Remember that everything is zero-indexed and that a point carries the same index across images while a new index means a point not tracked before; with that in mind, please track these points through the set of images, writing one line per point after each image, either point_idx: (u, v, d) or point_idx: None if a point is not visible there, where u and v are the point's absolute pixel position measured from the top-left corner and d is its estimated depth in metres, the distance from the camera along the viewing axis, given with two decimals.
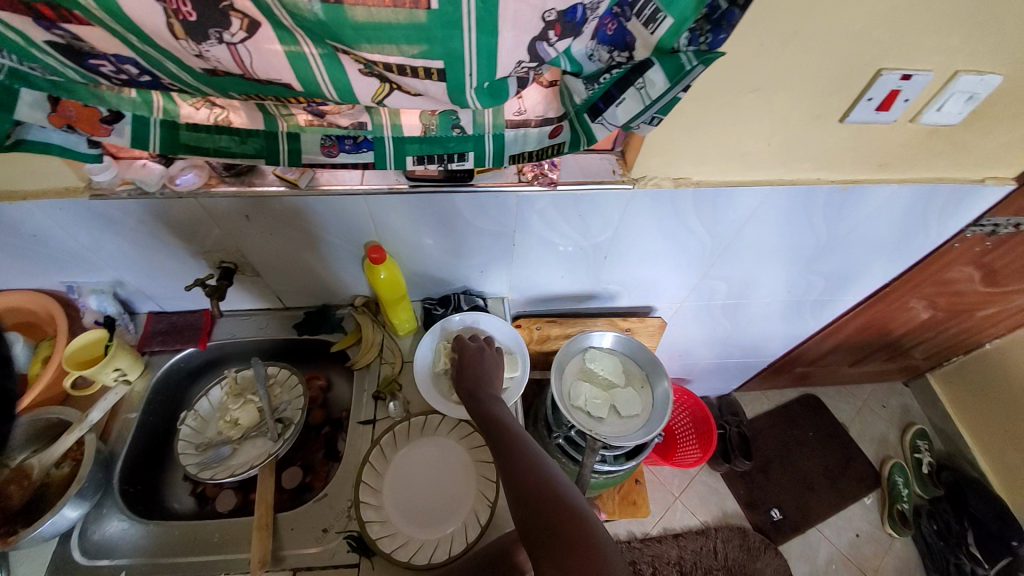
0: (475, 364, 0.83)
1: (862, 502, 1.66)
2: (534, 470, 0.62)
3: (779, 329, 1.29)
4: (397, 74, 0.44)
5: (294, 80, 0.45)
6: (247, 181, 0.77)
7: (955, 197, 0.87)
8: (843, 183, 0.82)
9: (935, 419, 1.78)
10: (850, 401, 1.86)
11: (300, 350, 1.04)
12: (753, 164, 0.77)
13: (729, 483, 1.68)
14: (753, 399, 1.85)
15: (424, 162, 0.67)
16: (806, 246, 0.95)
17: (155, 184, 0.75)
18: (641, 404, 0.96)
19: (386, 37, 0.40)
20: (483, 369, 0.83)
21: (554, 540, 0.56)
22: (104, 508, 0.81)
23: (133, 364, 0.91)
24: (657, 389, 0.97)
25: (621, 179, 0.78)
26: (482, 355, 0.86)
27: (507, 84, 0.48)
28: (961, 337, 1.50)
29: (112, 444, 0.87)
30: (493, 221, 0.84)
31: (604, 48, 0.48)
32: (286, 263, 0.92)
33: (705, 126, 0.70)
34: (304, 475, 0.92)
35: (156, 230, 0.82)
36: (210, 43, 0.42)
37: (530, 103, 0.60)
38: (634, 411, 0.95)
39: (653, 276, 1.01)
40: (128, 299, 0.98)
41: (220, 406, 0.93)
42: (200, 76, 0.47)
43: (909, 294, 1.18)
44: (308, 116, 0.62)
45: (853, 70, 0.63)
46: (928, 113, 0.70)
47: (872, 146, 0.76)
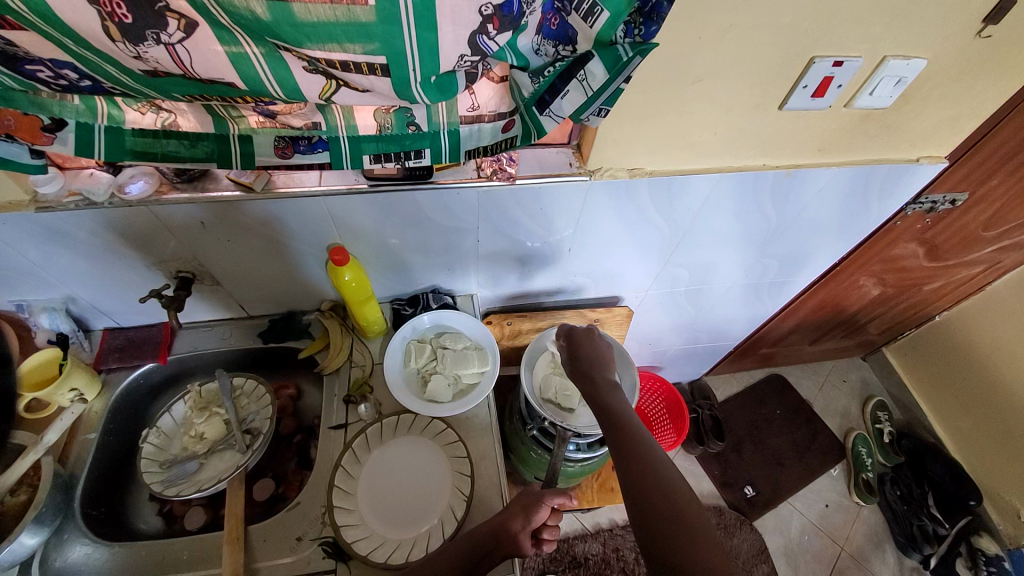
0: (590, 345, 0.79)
1: (829, 473, 1.73)
2: (647, 457, 0.58)
3: (741, 312, 1.34)
4: (341, 71, 0.44)
5: (237, 79, 0.45)
6: (200, 187, 0.75)
7: (893, 177, 0.93)
8: (787, 167, 0.86)
9: (892, 390, 1.88)
10: (813, 378, 1.95)
11: (267, 359, 1.02)
12: (703, 152, 0.80)
13: (704, 464, 1.73)
14: (723, 382, 1.91)
15: (382, 160, 0.67)
16: (759, 230, 1.00)
17: (102, 193, 0.72)
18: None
19: (328, 35, 0.41)
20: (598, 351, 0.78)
21: (672, 543, 0.52)
22: (65, 534, 0.78)
23: (90, 384, 0.88)
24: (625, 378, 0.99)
25: (578, 171, 0.80)
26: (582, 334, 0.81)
27: (454, 79, 0.49)
28: (912, 310, 1.58)
29: (71, 467, 0.83)
30: (455, 218, 0.84)
31: (550, 42, 0.50)
32: (248, 270, 0.90)
33: (655, 117, 0.72)
34: (276, 486, 0.90)
35: (107, 241, 0.79)
36: (147, 44, 0.41)
37: (483, 98, 0.61)
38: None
39: (618, 265, 1.04)
40: (82, 316, 0.94)
41: (184, 421, 0.90)
42: (141, 78, 0.46)
43: (860, 272, 1.24)
44: (259, 118, 0.61)
45: (788, 59, 0.67)
46: (861, 97, 0.74)
47: (812, 131, 0.80)
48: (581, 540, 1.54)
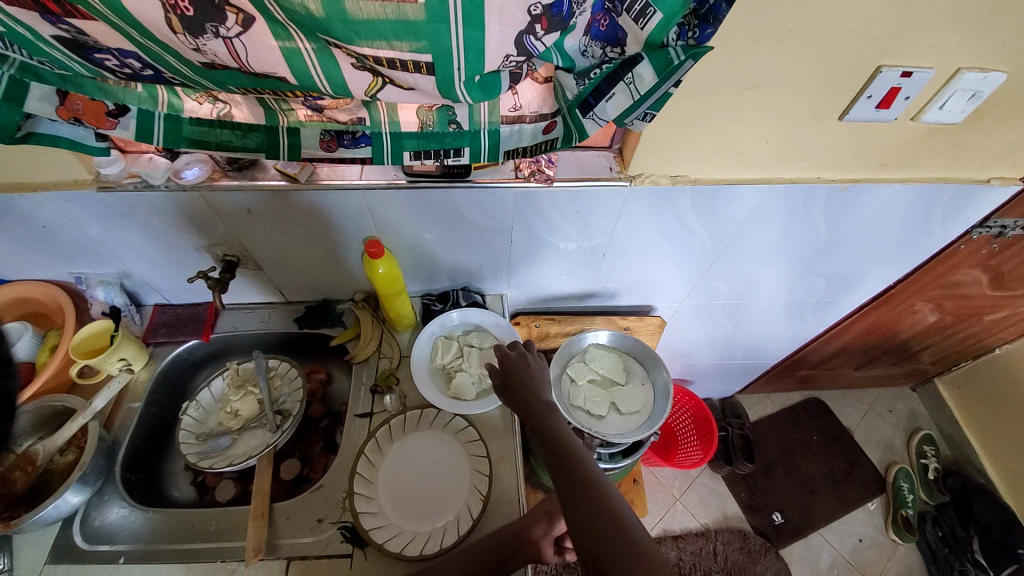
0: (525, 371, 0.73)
1: (866, 507, 1.64)
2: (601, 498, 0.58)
3: (781, 330, 1.28)
4: (388, 68, 0.45)
5: (288, 73, 0.46)
6: (249, 176, 0.78)
7: (959, 197, 0.86)
8: (842, 182, 0.81)
9: (943, 425, 1.75)
10: (855, 405, 1.84)
11: (301, 344, 1.05)
12: (751, 162, 0.77)
13: (730, 485, 1.67)
14: (756, 402, 1.84)
15: (422, 158, 0.68)
16: (806, 246, 0.95)
17: (160, 176, 0.76)
18: (643, 401, 0.95)
19: (376, 32, 0.41)
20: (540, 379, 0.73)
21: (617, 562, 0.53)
22: (106, 495, 0.84)
23: (137, 355, 0.93)
24: (658, 384, 0.97)
25: (617, 176, 0.78)
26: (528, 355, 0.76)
27: (499, 79, 0.48)
28: (970, 341, 1.47)
29: (115, 432, 0.89)
30: (490, 217, 0.84)
31: (598, 44, 0.49)
32: (289, 257, 0.93)
33: (702, 123, 0.70)
34: (302, 467, 0.93)
35: (161, 223, 0.84)
36: (206, 36, 0.43)
37: (526, 99, 0.60)
38: (636, 407, 0.95)
39: (653, 274, 1.01)
40: (135, 291, 1.00)
41: (221, 397, 0.94)
42: (199, 70, 0.48)
43: (914, 297, 1.17)
44: (307, 112, 0.62)
45: (851, 68, 0.63)
46: (930, 111, 0.69)
47: (872, 145, 0.75)
48: None
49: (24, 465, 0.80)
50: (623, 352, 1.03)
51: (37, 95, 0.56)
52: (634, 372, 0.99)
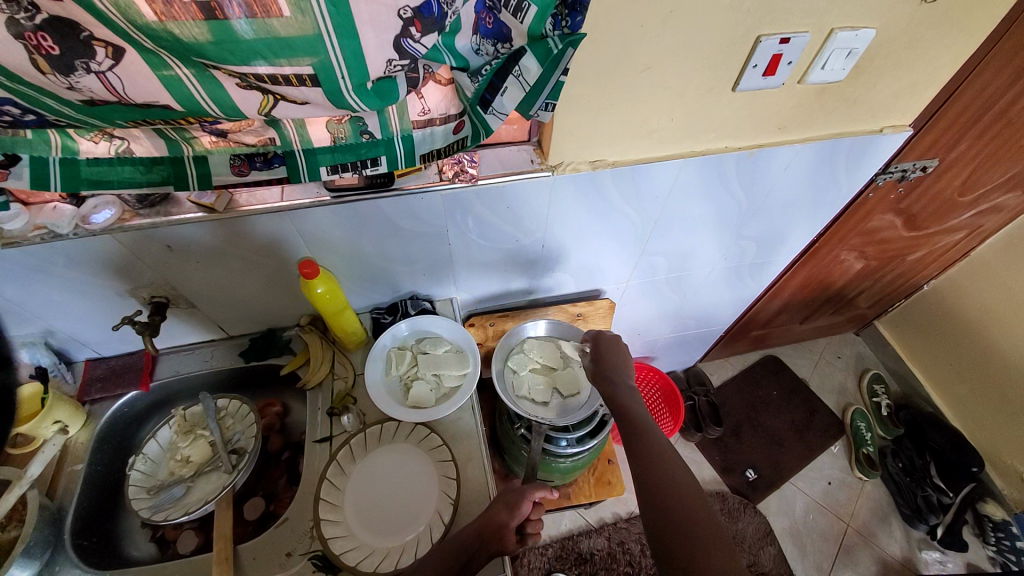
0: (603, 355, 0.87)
1: (830, 450, 1.73)
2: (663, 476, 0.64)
3: (726, 296, 1.34)
4: (271, 84, 0.45)
5: (172, 101, 0.45)
6: (163, 211, 0.75)
7: (858, 148, 0.93)
8: (750, 148, 0.86)
9: (887, 362, 1.88)
10: (808, 356, 1.95)
11: (250, 378, 1.02)
12: (664, 138, 0.81)
13: (704, 451, 1.73)
14: (718, 367, 1.92)
15: (338, 171, 0.68)
16: (731, 212, 1.00)
17: (67, 225, 0.71)
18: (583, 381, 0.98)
19: (252, 51, 0.41)
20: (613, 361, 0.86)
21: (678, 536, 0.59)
22: (57, 565, 0.78)
23: (73, 416, 0.88)
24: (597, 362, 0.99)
25: (539, 168, 0.80)
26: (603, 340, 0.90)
27: (393, 84, 0.49)
28: (898, 281, 1.59)
29: (59, 499, 0.83)
30: (423, 223, 0.84)
31: (489, 41, 0.50)
32: (225, 291, 0.90)
33: (610, 107, 0.72)
34: (267, 504, 0.90)
35: (78, 273, 0.80)
36: (78, 74, 0.41)
37: (433, 102, 0.61)
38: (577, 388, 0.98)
39: (595, 258, 1.04)
40: (63, 348, 0.95)
41: (170, 446, 0.90)
42: (81, 108, 0.46)
43: (839, 247, 1.25)
44: (211, 138, 0.60)
45: (736, 40, 0.67)
46: (814, 72, 0.74)
47: (771, 109, 0.80)
48: (585, 536, 1.54)
49: None
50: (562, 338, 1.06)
51: None
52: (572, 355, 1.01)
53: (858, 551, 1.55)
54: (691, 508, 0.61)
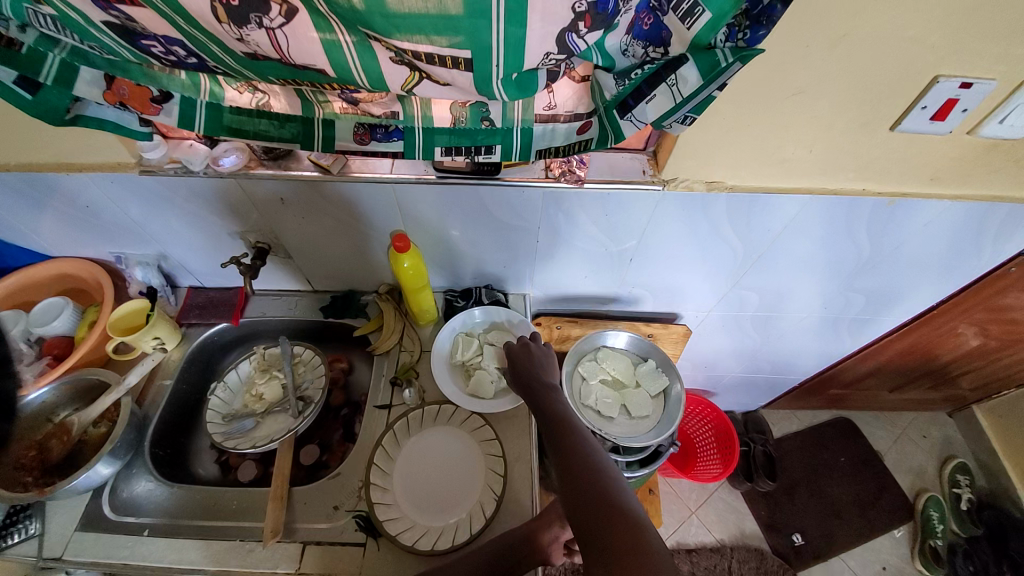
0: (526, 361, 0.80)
1: (892, 535, 1.57)
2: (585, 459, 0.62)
3: (812, 346, 1.24)
4: (426, 63, 0.44)
5: (327, 65, 0.46)
6: (283, 165, 0.79)
7: (1017, 216, 0.81)
8: (891, 195, 0.78)
9: (980, 455, 1.66)
10: (885, 428, 1.77)
11: (325, 333, 1.07)
12: (793, 170, 0.74)
13: (749, 502, 1.63)
14: (780, 418, 1.78)
15: (452, 154, 0.68)
16: (847, 260, 0.91)
17: (199, 163, 0.78)
18: (652, 407, 0.97)
19: (416, 26, 0.41)
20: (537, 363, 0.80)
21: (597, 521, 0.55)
22: (134, 469, 0.87)
23: (170, 335, 0.97)
24: (669, 391, 0.98)
25: (651, 180, 0.76)
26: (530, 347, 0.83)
27: (535, 77, 0.48)
28: (1016, 369, 1.39)
29: (146, 409, 0.92)
30: (519, 217, 0.84)
31: (639, 43, 0.48)
32: (318, 248, 0.95)
33: (741, 130, 0.68)
34: (321, 454, 0.94)
35: (200, 209, 0.87)
36: (250, 27, 0.43)
37: (561, 98, 0.60)
38: (645, 412, 0.96)
39: (681, 282, 0.99)
40: (171, 273, 1.04)
41: (246, 380, 0.97)
42: (242, 60, 0.49)
43: (960, 319, 1.11)
44: (343, 104, 0.63)
45: (906, 77, 0.60)
46: (990, 126, 0.65)
47: (924, 157, 0.71)
48: None
49: (61, 434, 0.86)
50: (637, 355, 1.04)
51: (87, 79, 0.58)
52: (646, 375, 0.99)
53: None
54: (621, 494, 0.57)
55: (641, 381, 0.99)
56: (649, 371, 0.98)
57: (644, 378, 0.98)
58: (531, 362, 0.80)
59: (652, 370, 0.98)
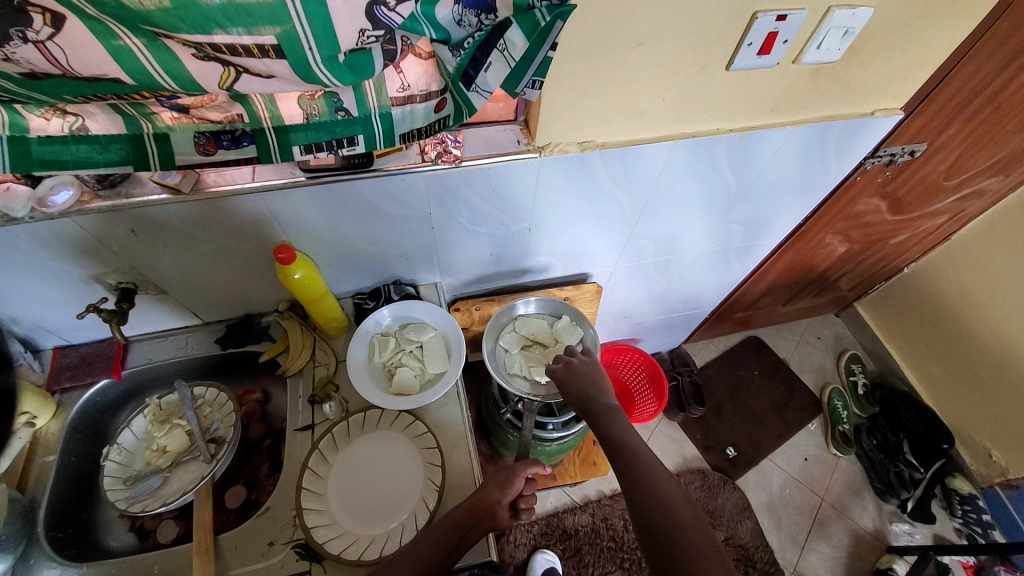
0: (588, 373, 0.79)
1: (808, 428, 1.78)
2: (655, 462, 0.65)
3: (711, 278, 1.34)
4: (230, 55, 0.41)
5: (122, 74, 0.41)
6: (124, 192, 0.70)
7: (849, 131, 0.91)
8: (741, 130, 0.84)
9: (865, 343, 1.92)
10: (789, 337, 1.98)
11: (229, 366, 0.99)
12: (654, 119, 0.78)
13: (686, 429, 1.76)
14: (702, 348, 1.94)
15: (313, 150, 0.64)
16: (719, 195, 0.98)
17: (22, 207, 0.67)
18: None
19: (207, 18, 0.37)
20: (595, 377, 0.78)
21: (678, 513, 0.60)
22: (32, 558, 0.77)
23: (42, 407, 0.85)
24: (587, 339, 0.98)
25: (526, 149, 0.77)
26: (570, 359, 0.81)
27: (368, 56, 0.45)
28: (880, 264, 1.61)
29: (31, 492, 0.82)
30: (406, 207, 0.81)
31: (472, 12, 0.46)
32: (197, 276, 0.86)
33: (598, 88, 0.70)
34: (249, 492, 0.88)
35: (40, 259, 0.75)
36: (13, 44, 0.37)
37: (412, 78, 0.57)
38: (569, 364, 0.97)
39: (582, 242, 1.02)
40: (30, 336, 0.90)
41: (145, 436, 0.88)
42: (22, 82, 0.42)
43: (825, 230, 1.25)
44: (172, 114, 0.56)
45: (730, 18, 0.64)
46: (809, 52, 0.72)
47: (763, 90, 0.78)
48: (570, 513, 1.56)
49: None
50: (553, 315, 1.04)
51: None
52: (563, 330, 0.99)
53: (831, 524, 1.61)
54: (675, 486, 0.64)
55: (559, 338, 0.99)
56: (565, 326, 0.99)
57: (561, 333, 0.99)
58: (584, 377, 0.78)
59: (567, 325, 0.99)
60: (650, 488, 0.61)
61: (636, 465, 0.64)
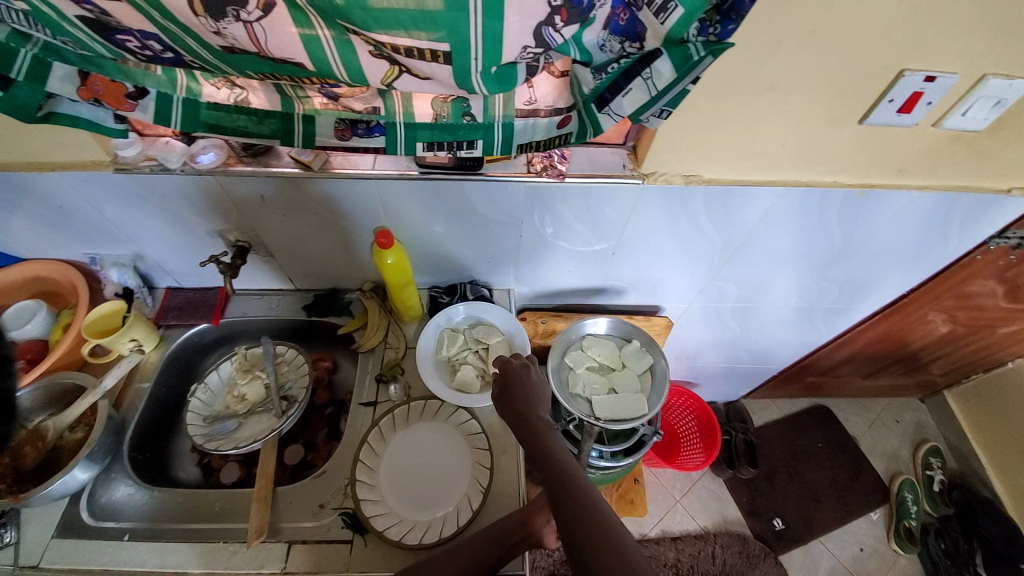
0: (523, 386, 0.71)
1: (868, 517, 1.62)
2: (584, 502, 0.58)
3: (790, 336, 1.27)
4: (405, 56, 0.45)
5: (306, 59, 0.47)
6: (264, 162, 0.78)
7: (979, 206, 0.84)
8: (860, 186, 0.80)
9: (950, 438, 1.73)
10: (861, 414, 1.82)
11: (308, 332, 1.06)
12: (767, 164, 0.76)
13: (731, 489, 1.66)
14: (761, 407, 1.83)
15: (434, 148, 0.68)
16: (820, 250, 0.93)
17: (176, 160, 0.77)
18: (641, 385, 0.96)
19: (394, 20, 0.41)
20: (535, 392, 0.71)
21: None
22: (112, 473, 0.86)
23: (147, 336, 0.95)
24: (656, 368, 0.96)
25: (630, 174, 0.78)
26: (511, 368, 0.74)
27: (514, 71, 0.49)
28: (984, 355, 1.45)
29: (124, 412, 0.91)
30: (501, 212, 0.84)
31: (616, 39, 0.49)
32: (300, 246, 0.94)
33: (717, 125, 0.69)
34: (306, 454, 0.94)
35: (180, 210, 0.86)
36: (227, 20, 0.43)
37: (541, 93, 0.60)
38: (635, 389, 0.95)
39: (663, 275, 1.01)
40: (148, 273, 1.02)
41: (228, 381, 0.96)
42: (219, 54, 0.49)
43: (928, 307, 1.15)
44: (323, 99, 0.62)
45: (872, 73, 0.62)
46: (952, 118, 0.68)
47: (891, 150, 0.74)
48: None
49: (34, 440, 0.82)
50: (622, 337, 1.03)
51: (60, 76, 0.57)
52: (632, 354, 0.99)
53: None
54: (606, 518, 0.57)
55: (626, 362, 0.99)
56: (634, 351, 0.98)
57: (629, 358, 0.98)
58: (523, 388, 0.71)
59: (637, 350, 0.98)
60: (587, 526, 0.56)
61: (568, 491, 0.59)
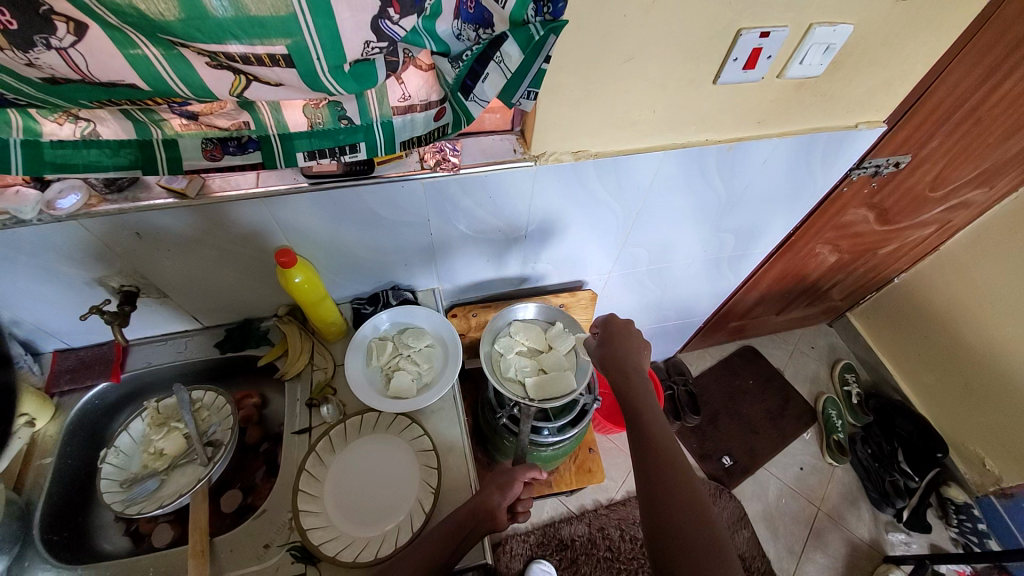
0: (620, 344, 0.78)
1: (802, 437, 1.79)
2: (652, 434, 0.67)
3: (705, 288, 1.37)
4: (242, 64, 0.44)
5: (139, 80, 0.44)
6: (131, 196, 0.72)
7: (834, 142, 0.94)
8: (730, 141, 0.87)
9: (858, 353, 1.95)
10: (783, 347, 2.00)
11: (228, 369, 1.00)
12: (645, 130, 0.81)
13: (682, 438, 1.77)
14: (697, 357, 1.96)
15: (316, 157, 0.66)
16: (710, 204, 1.01)
17: (30, 210, 0.68)
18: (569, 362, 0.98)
19: (221, 28, 0.40)
20: (627, 354, 0.77)
21: (672, 514, 0.59)
22: (26, 561, 0.76)
23: (40, 408, 0.86)
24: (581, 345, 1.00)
25: (522, 157, 0.80)
26: (614, 325, 0.81)
27: (372, 68, 0.49)
28: (872, 274, 1.64)
29: (28, 494, 0.82)
30: (404, 213, 0.83)
31: (470, 26, 0.50)
32: (196, 281, 0.88)
33: (592, 98, 0.72)
34: (245, 497, 0.89)
35: (52, 264, 0.78)
36: (37, 50, 0.39)
37: (413, 88, 0.59)
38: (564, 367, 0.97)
39: (577, 249, 1.04)
40: (29, 339, 0.91)
41: (142, 439, 0.88)
42: (43, 87, 0.44)
43: (815, 240, 1.28)
44: (182, 121, 0.58)
45: (716, 33, 0.67)
46: (792, 67, 0.75)
47: (750, 102, 0.81)
48: (566, 523, 1.56)
49: None
50: (547, 321, 1.06)
51: None
52: (558, 334, 1.01)
53: (827, 533, 1.61)
54: (674, 453, 0.65)
55: (553, 343, 1.01)
56: (559, 332, 1.01)
57: (555, 339, 1.00)
58: (616, 345, 0.79)
59: (561, 330, 1.01)
60: (653, 449, 0.65)
61: (640, 428, 0.68)
